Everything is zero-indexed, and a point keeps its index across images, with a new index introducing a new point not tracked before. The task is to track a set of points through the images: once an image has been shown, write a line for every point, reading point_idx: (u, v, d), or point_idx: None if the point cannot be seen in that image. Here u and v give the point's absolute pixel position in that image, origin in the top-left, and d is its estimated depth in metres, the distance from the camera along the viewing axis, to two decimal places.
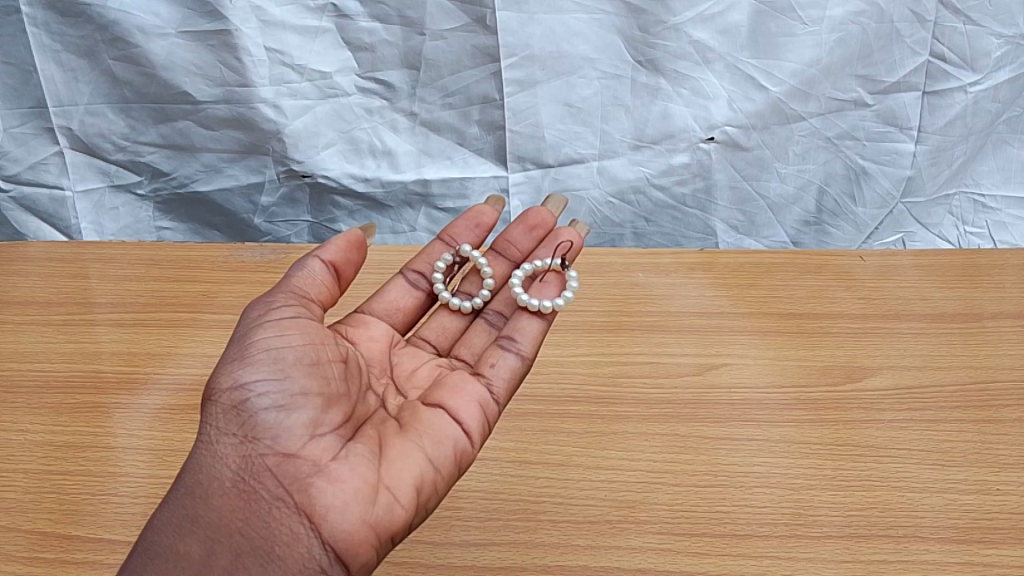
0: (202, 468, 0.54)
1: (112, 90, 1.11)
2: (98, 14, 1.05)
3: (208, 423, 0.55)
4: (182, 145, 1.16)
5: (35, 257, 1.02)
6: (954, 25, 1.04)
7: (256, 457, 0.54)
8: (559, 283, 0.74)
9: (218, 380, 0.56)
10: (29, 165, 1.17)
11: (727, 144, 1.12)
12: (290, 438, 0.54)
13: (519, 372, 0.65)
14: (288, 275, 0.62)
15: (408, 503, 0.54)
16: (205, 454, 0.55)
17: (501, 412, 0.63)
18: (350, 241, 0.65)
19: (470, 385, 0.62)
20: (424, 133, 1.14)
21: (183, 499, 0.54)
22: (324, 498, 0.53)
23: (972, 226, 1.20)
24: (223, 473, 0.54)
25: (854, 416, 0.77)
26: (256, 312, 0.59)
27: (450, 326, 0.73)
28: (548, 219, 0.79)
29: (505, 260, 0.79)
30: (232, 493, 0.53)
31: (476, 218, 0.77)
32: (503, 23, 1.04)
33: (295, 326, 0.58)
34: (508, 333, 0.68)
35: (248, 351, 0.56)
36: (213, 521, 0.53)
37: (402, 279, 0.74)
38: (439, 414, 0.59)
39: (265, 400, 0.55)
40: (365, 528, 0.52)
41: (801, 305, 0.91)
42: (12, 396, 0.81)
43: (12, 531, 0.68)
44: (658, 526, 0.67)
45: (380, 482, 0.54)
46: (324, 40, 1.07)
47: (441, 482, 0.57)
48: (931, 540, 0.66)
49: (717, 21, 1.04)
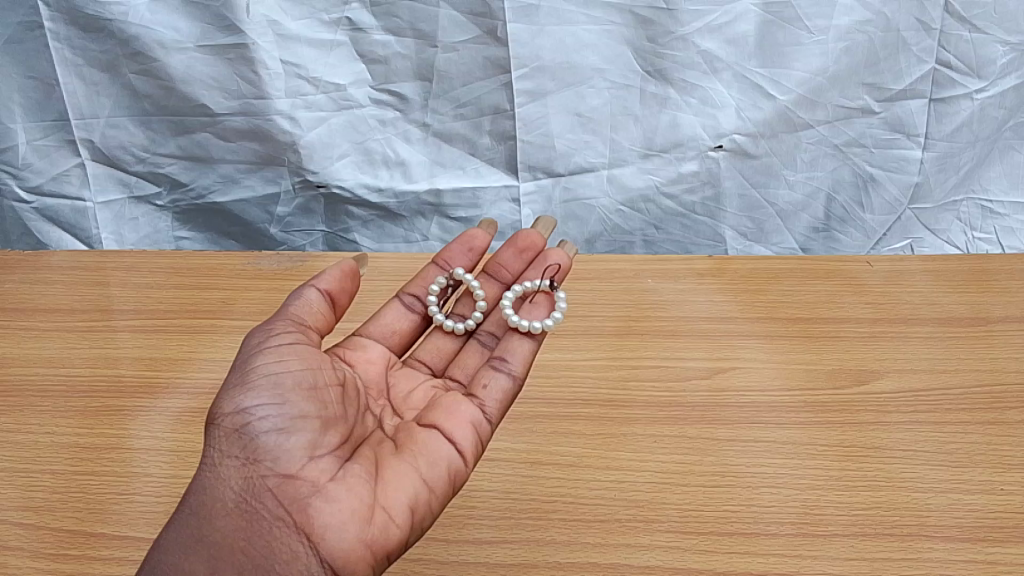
0: (206, 489, 0.56)
1: (132, 103, 1.14)
2: (119, 30, 1.07)
3: (211, 446, 0.57)
4: (200, 156, 1.18)
5: (58, 265, 1.04)
6: (960, 33, 1.05)
7: (258, 478, 0.55)
8: (548, 304, 0.76)
9: (221, 405, 0.57)
10: (51, 176, 1.20)
11: (735, 152, 1.14)
12: (289, 460, 0.56)
13: (511, 392, 0.67)
14: (287, 303, 0.64)
15: (402, 522, 0.56)
16: (209, 476, 0.56)
17: (494, 431, 0.65)
18: (345, 270, 0.67)
19: (463, 406, 0.63)
20: (436, 144, 1.17)
21: (188, 519, 0.55)
22: (322, 518, 0.54)
23: (980, 232, 1.21)
24: (226, 494, 0.55)
25: (863, 419, 0.78)
26: (256, 338, 0.61)
27: (446, 347, 0.75)
28: (537, 241, 0.81)
29: (496, 281, 0.80)
30: (235, 513, 0.55)
31: (468, 243, 0.79)
32: (514, 35, 1.06)
33: (294, 352, 0.60)
34: (499, 354, 0.69)
35: (249, 377, 0.58)
36: (216, 540, 0.54)
37: (397, 302, 0.75)
38: (434, 435, 0.61)
39: (266, 423, 0.56)
40: (362, 546, 0.54)
41: (809, 310, 0.92)
42: (38, 399, 0.83)
43: (40, 529, 0.70)
44: (669, 524, 0.68)
45: (375, 502, 0.55)
46: (339, 54, 1.10)
47: (435, 501, 0.58)
48: (936, 538, 0.67)
49: (725, 31, 1.05)
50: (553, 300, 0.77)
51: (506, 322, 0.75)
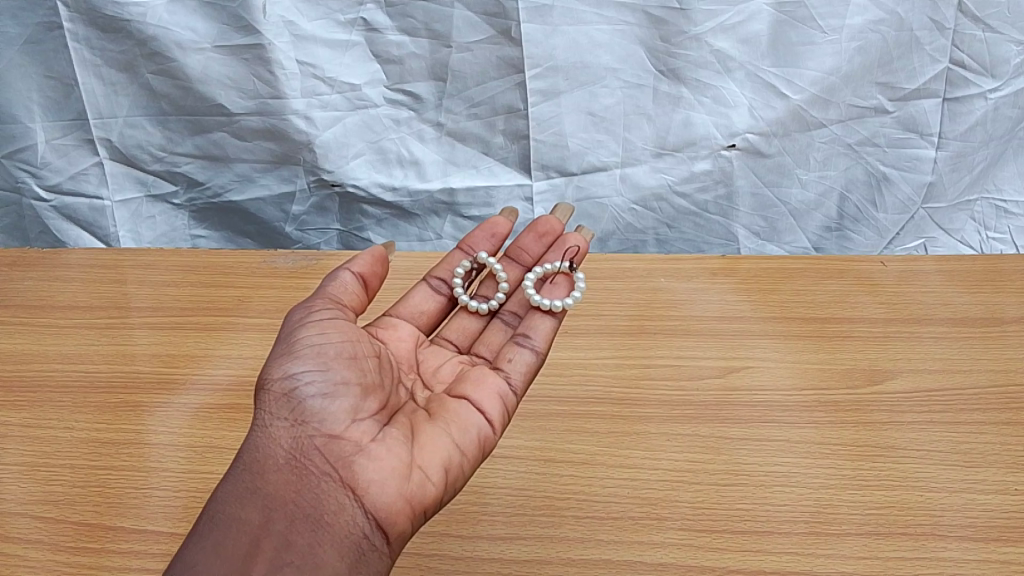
0: (257, 448, 0.57)
1: (149, 103, 1.15)
2: (137, 30, 1.08)
3: (260, 409, 0.58)
4: (216, 155, 1.20)
5: (77, 263, 1.06)
6: (974, 32, 1.05)
7: (305, 438, 0.57)
8: (568, 284, 0.77)
9: (269, 373, 0.59)
10: (69, 175, 1.22)
11: (748, 151, 1.14)
12: (334, 421, 0.57)
13: (534, 366, 0.68)
14: (322, 284, 0.65)
15: (438, 481, 0.57)
16: (260, 435, 0.57)
17: (519, 404, 0.66)
18: (374, 254, 0.68)
19: (491, 378, 0.65)
20: (450, 143, 1.17)
21: (242, 474, 0.56)
22: (365, 474, 0.55)
23: (994, 232, 1.20)
24: (277, 451, 0.57)
25: (875, 419, 0.78)
26: (297, 313, 0.63)
27: (470, 326, 0.76)
28: (556, 226, 0.83)
29: (517, 264, 0.81)
30: (286, 469, 0.56)
31: (491, 229, 0.81)
32: (528, 35, 1.07)
33: (335, 324, 0.61)
34: (523, 331, 0.70)
35: (294, 347, 0.60)
36: (270, 492, 0.55)
37: (424, 285, 0.77)
38: (464, 404, 0.62)
39: (312, 388, 0.58)
40: (402, 501, 0.55)
41: (822, 310, 0.92)
42: (57, 395, 0.85)
43: (61, 523, 0.72)
44: (681, 522, 0.69)
45: (413, 461, 0.57)
46: (354, 53, 1.11)
47: (467, 464, 0.59)
48: (949, 538, 0.67)
49: (738, 31, 1.06)
50: (573, 280, 0.78)
51: (528, 302, 0.75)
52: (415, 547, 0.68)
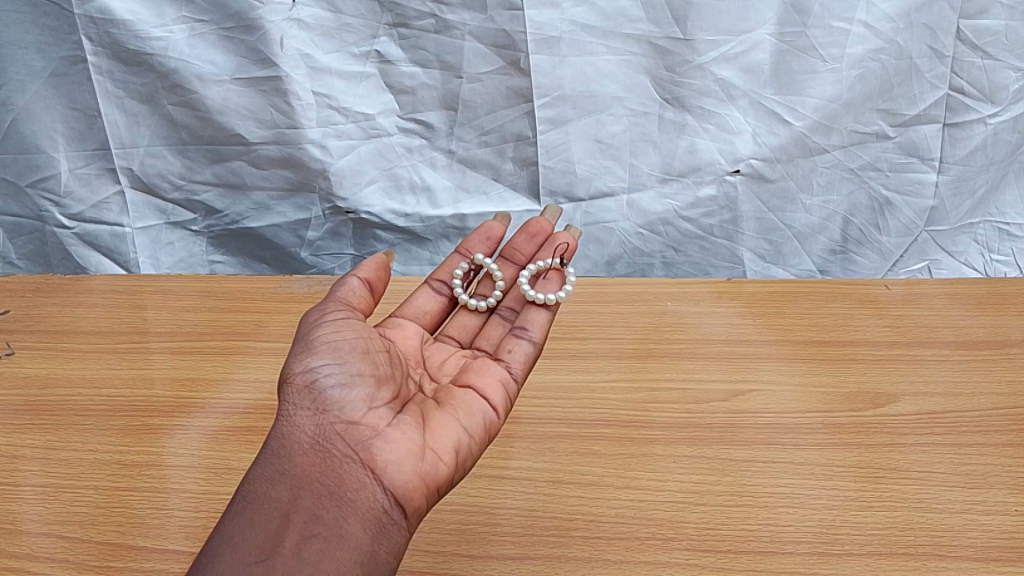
0: (283, 434, 0.60)
1: (170, 133, 1.19)
2: (159, 63, 1.12)
3: (284, 401, 0.61)
4: (234, 183, 1.23)
5: (99, 290, 1.10)
6: (972, 59, 1.08)
7: (327, 424, 0.59)
8: (559, 279, 0.82)
9: (291, 368, 0.62)
10: (92, 204, 1.26)
11: (752, 176, 1.16)
12: (352, 409, 0.60)
13: (533, 356, 0.72)
14: (331, 290, 0.68)
15: (450, 461, 0.60)
16: (285, 423, 0.60)
17: (520, 390, 0.69)
18: (378, 261, 0.71)
19: (492, 368, 0.69)
20: (461, 170, 1.20)
21: (271, 458, 0.59)
22: (383, 454, 0.58)
23: (997, 254, 1.22)
24: (302, 436, 0.59)
25: (880, 441, 0.80)
26: (313, 315, 0.65)
27: (470, 323, 0.78)
28: (546, 227, 0.85)
29: (512, 264, 0.83)
30: (310, 452, 0.58)
31: (487, 233, 0.83)
32: (537, 66, 1.10)
33: (349, 323, 0.64)
34: (520, 323, 0.74)
35: (312, 343, 0.63)
36: (297, 472, 0.57)
37: (427, 287, 0.80)
38: (468, 393, 0.66)
39: (331, 380, 0.61)
40: (417, 479, 0.57)
41: (826, 333, 0.94)
42: (80, 418, 0.87)
43: (84, 542, 0.73)
44: (686, 542, 0.70)
45: (427, 443, 0.59)
46: (368, 84, 1.14)
47: (475, 447, 0.62)
48: (951, 558, 0.68)
49: (740, 60, 1.09)
50: (564, 275, 0.82)
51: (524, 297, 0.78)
52: (427, 568, 0.69)
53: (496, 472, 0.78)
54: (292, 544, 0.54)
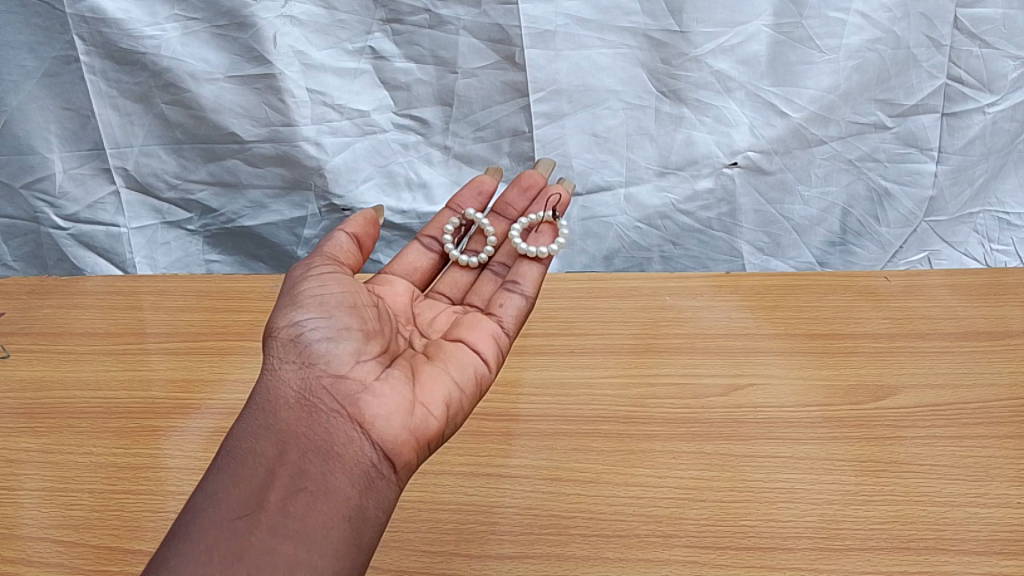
0: (268, 389, 0.60)
1: (164, 132, 1.18)
2: (151, 62, 1.12)
3: (270, 355, 0.61)
4: (229, 182, 1.22)
5: (95, 291, 1.09)
6: (970, 48, 1.07)
7: (313, 378, 0.60)
8: (552, 233, 0.79)
9: (276, 321, 0.63)
10: (86, 205, 1.25)
11: (750, 169, 1.16)
12: (340, 363, 0.61)
13: (524, 310, 0.72)
14: (318, 246, 0.69)
15: (439, 415, 0.60)
16: (270, 378, 0.60)
17: (512, 344, 0.70)
18: (366, 217, 0.72)
19: (484, 322, 0.69)
20: (457, 166, 1.20)
21: (255, 413, 0.59)
22: (371, 408, 0.59)
23: (998, 244, 1.22)
24: (287, 391, 0.60)
25: (880, 434, 0.79)
26: (298, 270, 0.66)
27: (461, 279, 0.79)
28: (539, 179, 0.86)
29: (504, 219, 0.84)
30: (296, 406, 0.59)
31: (478, 188, 0.84)
32: (532, 61, 1.09)
33: (335, 278, 0.65)
34: (511, 277, 0.75)
35: (298, 297, 0.63)
36: (282, 427, 0.58)
37: (418, 244, 0.81)
38: (459, 346, 0.66)
39: (316, 334, 0.61)
40: (406, 433, 0.58)
41: (825, 326, 0.94)
42: (76, 421, 0.87)
43: (80, 546, 0.73)
44: (687, 539, 0.70)
45: (416, 398, 0.60)
46: (362, 81, 1.13)
47: (466, 400, 0.63)
48: (952, 551, 0.68)
49: (736, 52, 1.08)
50: (557, 228, 0.82)
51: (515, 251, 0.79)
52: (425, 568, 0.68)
53: (495, 470, 0.77)
54: (278, 499, 0.54)
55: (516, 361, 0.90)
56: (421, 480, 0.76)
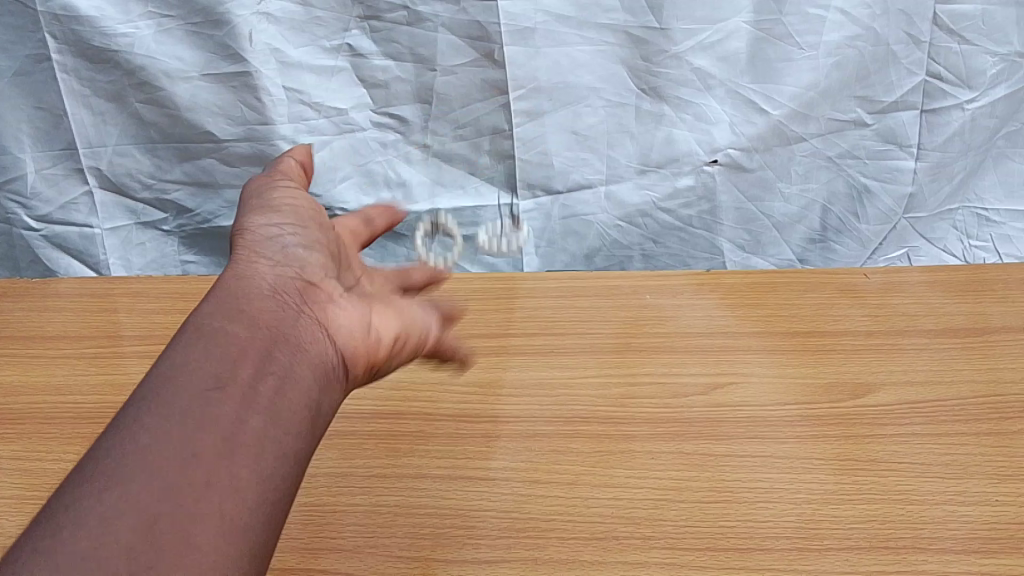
0: (235, 273, 0.55)
1: (138, 131, 1.16)
2: (124, 60, 1.10)
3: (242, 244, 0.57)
4: (205, 181, 1.20)
5: (67, 293, 1.07)
6: (949, 45, 1.07)
7: (288, 273, 0.56)
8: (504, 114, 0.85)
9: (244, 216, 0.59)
10: (59, 205, 1.23)
11: (730, 166, 1.15)
12: (311, 268, 0.58)
13: None
14: (275, 163, 0.67)
15: (389, 347, 0.60)
16: (243, 263, 0.56)
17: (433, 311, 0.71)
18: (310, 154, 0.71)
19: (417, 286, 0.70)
20: (436, 164, 1.18)
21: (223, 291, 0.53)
22: (338, 318, 0.57)
23: (976, 240, 1.22)
24: (259, 280, 0.54)
25: (860, 432, 0.79)
26: (263, 183, 0.64)
27: None
28: None
29: None
30: (273, 295, 0.54)
31: None
32: (510, 57, 1.09)
33: (306, 197, 0.64)
34: None
35: (270, 201, 0.61)
36: (251, 310, 0.52)
37: None
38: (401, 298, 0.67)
39: (291, 237, 0.59)
40: (366, 351, 0.57)
41: (806, 324, 0.94)
42: (46, 426, 0.85)
43: None
44: (666, 541, 0.69)
45: (375, 323, 0.60)
46: (340, 79, 1.12)
47: (406, 347, 0.63)
48: (931, 550, 0.68)
49: (716, 49, 1.08)
50: None
51: None
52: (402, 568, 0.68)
53: (475, 472, 0.76)
54: (247, 378, 0.47)
55: (496, 362, 0.89)
56: (398, 482, 0.76)
